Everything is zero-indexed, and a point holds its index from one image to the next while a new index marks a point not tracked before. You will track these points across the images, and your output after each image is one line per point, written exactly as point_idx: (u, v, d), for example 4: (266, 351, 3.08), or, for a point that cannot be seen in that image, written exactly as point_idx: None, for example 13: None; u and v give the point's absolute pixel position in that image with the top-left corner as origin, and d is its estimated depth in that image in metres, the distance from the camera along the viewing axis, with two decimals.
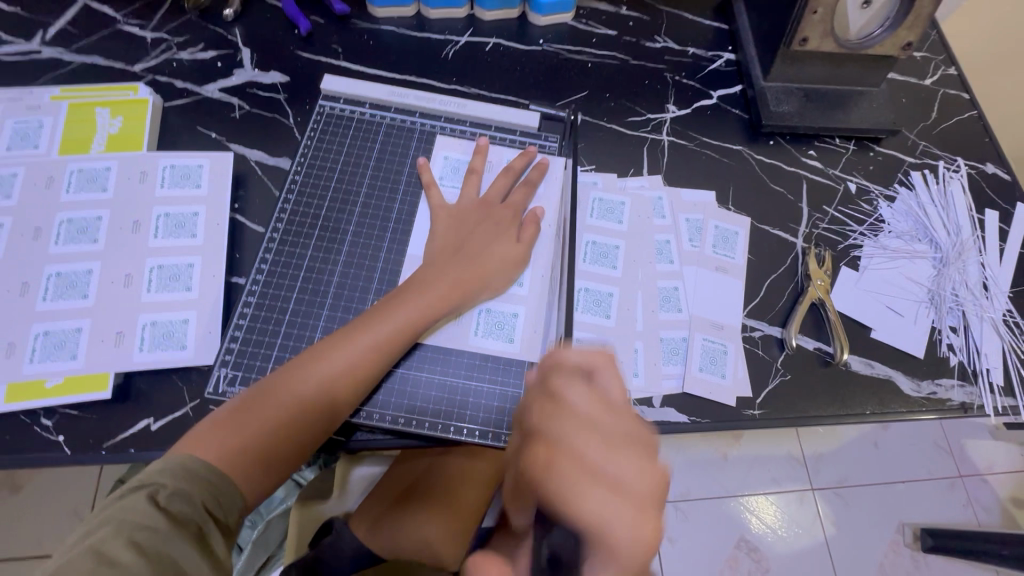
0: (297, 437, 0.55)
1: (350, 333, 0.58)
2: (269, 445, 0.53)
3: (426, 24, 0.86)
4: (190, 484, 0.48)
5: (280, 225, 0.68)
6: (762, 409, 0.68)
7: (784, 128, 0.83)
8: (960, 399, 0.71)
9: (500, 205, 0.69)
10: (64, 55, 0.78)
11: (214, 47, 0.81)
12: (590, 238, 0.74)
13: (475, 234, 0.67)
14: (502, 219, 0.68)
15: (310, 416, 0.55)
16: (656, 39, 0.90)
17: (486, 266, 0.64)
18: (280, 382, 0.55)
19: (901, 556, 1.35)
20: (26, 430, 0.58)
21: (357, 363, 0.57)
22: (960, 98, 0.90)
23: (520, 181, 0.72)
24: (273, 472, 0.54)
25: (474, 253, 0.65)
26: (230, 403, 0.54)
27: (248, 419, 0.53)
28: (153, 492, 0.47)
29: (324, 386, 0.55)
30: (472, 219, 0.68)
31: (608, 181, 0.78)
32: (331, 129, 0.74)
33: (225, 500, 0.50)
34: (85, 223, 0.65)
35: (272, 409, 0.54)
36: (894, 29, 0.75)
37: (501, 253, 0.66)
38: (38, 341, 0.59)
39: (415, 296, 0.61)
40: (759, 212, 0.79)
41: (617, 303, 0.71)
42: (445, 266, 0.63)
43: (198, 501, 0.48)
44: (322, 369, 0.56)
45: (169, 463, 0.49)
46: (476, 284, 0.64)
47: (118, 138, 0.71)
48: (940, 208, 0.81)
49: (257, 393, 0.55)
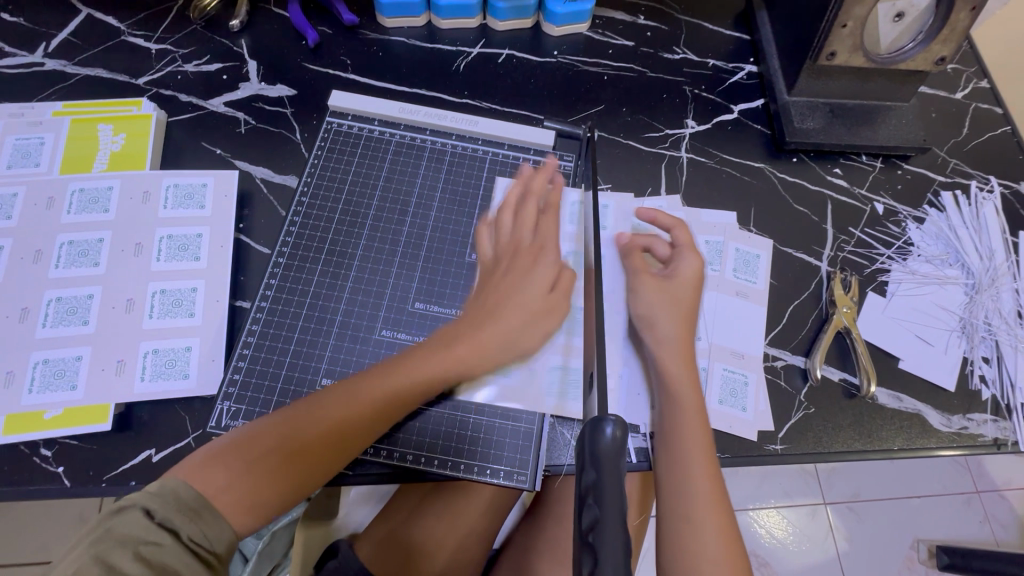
0: (292, 483, 0.51)
1: (367, 379, 0.56)
2: (262, 488, 0.49)
3: (437, 34, 0.83)
4: (181, 514, 0.45)
5: (287, 248, 0.66)
6: (784, 444, 0.65)
7: (808, 145, 0.79)
8: (992, 435, 0.68)
9: (531, 245, 0.64)
10: (67, 67, 0.77)
11: (220, 59, 0.79)
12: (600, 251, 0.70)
13: (510, 280, 0.62)
14: (536, 259, 0.63)
15: (309, 462, 0.52)
16: (674, 50, 0.86)
17: (511, 316, 0.60)
18: (284, 422, 0.53)
19: (915, 573, 1.31)
20: (26, 460, 0.56)
21: (374, 413, 0.54)
22: (992, 112, 0.87)
23: (547, 215, 0.67)
24: (269, 509, 0.50)
25: (504, 303, 0.60)
26: (227, 437, 0.51)
27: (251, 455, 0.50)
28: (149, 510, 0.45)
29: (336, 432, 0.53)
30: (501, 265, 0.63)
31: (621, 203, 0.74)
32: (339, 147, 0.72)
33: (216, 531, 0.46)
34: (87, 246, 0.63)
35: (277, 449, 0.51)
36: (928, 44, 0.72)
37: (522, 301, 0.60)
38: (38, 369, 0.58)
39: (440, 346, 0.58)
40: (782, 234, 0.76)
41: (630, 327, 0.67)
42: (472, 314, 0.60)
43: (188, 533, 0.45)
44: (336, 413, 0.53)
45: (165, 483, 0.47)
46: (504, 342, 0.59)
47: (121, 155, 0.69)
48: (972, 230, 0.77)
49: (264, 429, 0.52)
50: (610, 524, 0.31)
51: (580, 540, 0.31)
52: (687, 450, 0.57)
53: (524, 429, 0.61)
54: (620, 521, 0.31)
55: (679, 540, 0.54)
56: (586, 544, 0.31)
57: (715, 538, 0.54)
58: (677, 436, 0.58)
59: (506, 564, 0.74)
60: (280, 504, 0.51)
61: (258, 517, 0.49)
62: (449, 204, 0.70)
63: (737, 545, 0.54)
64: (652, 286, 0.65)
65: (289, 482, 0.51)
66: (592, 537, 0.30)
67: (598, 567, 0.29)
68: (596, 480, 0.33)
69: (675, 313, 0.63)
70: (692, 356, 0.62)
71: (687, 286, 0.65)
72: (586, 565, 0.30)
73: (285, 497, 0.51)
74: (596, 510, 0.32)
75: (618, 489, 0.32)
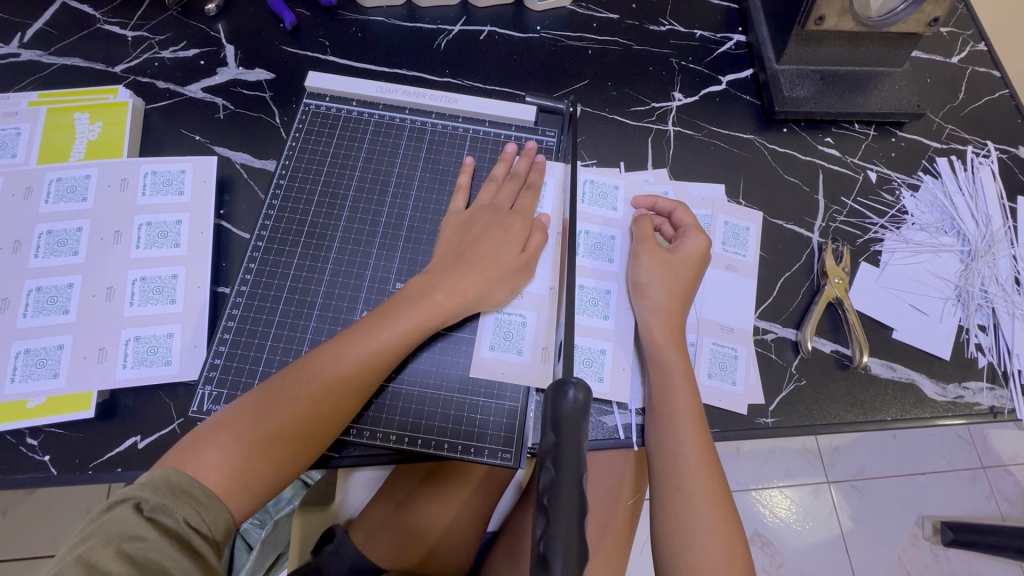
0: (280, 457, 0.51)
1: (343, 342, 0.55)
2: (251, 465, 0.49)
3: (417, 13, 0.82)
4: (176, 499, 0.45)
5: (265, 232, 0.65)
6: (775, 417, 0.64)
7: (798, 114, 0.77)
8: (989, 403, 0.66)
9: (509, 211, 0.65)
10: (43, 58, 0.76)
11: (196, 45, 0.77)
12: (584, 227, 0.69)
13: (482, 240, 0.62)
14: (512, 223, 0.64)
15: (295, 437, 0.51)
16: (660, 22, 0.84)
17: (486, 274, 0.60)
18: (266, 397, 0.52)
19: (920, 550, 1.31)
20: (12, 450, 0.56)
21: (357, 372, 0.54)
22: (989, 76, 0.84)
23: (528, 186, 0.68)
24: (262, 488, 0.50)
25: (476, 260, 0.61)
26: (214, 418, 0.51)
27: (237, 431, 0.50)
28: (137, 504, 0.44)
29: (319, 398, 0.53)
30: (475, 226, 0.64)
31: (631, 184, 0.73)
32: (317, 129, 0.71)
33: (211, 513, 0.46)
34: (65, 235, 0.63)
35: (265, 423, 0.51)
36: (918, 5, 0.69)
37: (500, 261, 0.61)
38: (19, 358, 0.58)
39: (412, 304, 0.58)
40: (771, 206, 0.74)
41: (616, 302, 0.66)
42: (443, 274, 0.60)
43: (182, 516, 0.45)
44: (318, 379, 0.53)
45: (154, 474, 0.46)
46: (479, 294, 0.60)
47: (99, 144, 0.69)
48: (967, 196, 0.76)
49: (247, 406, 0.52)
50: (566, 488, 0.33)
51: (537, 501, 0.33)
52: (676, 418, 0.56)
53: (508, 407, 0.60)
54: (575, 486, 0.33)
55: (671, 508, 0.54)
56: (541, 505, 0.33)
57: (705, 504, 0.53)
58: (667, 405, 0.57)
59: (505, 542, 0.74)
60: (275, 481, 0.51)
61: (254, 496, 0.50)
62: (429, 184, 0.69)
63: (728, 509, 0.54)
64: (655, 257, 0.64)
65: (276, 456, 0.51)
66: (547, 500, 0.32)
67: (550, 528, 0.32)
68: (555, 443, 0.34)
69: (675, 284, 0.62)
70: (681, 327, 0.61)
71: (690, 262, 0.63)
72: (541, 527, 0.32)
73: (275, 475, 0.51)
74: (553, 472, 0.33)
75: (577, 452, 0.34)
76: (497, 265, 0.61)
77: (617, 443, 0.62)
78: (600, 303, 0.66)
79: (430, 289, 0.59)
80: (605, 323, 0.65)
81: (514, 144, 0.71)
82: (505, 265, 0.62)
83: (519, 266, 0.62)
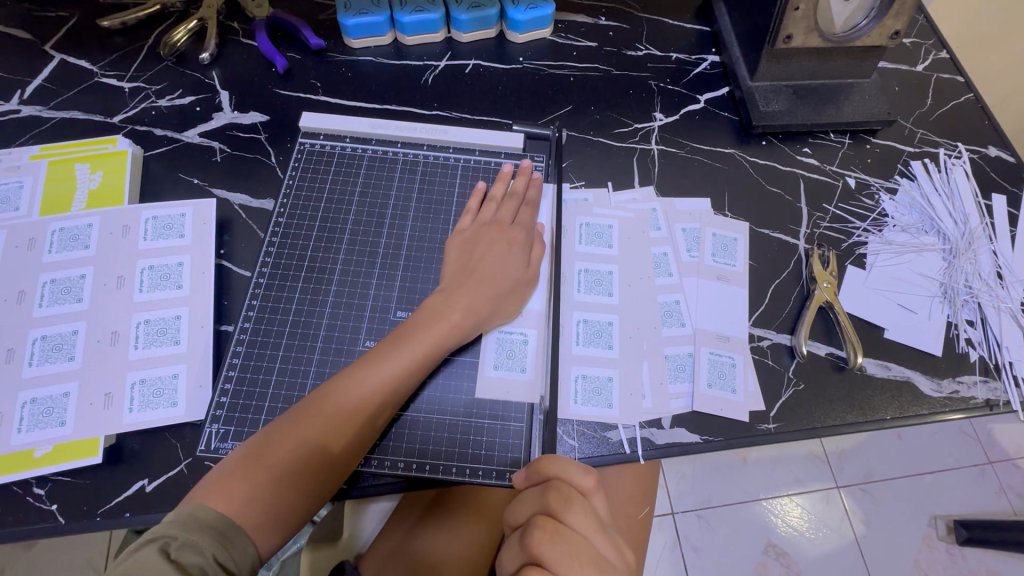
0: (308, 486, 0.51)
1: (362, 366, 0.56)
2: (279, 496, 0.50)
3: (404, 51, 0.85)
4: (203, 534, 0.44)
5: (266, 267, 0.67)
6: (777, 422, 0.65)
7: (776, 127, 0.80)
8: (984, 396, 0.67)
9: (511, 226, 0.68)
10: (43, 112, 0.78)
11: (192, 92, 0.80)
12: (582, 265, 0.71)
13: (487, 256, 0.64)
14: (515, 237, 0.67)
15: (319, 465, 0.52)
16: (637, 47, 0.89)
17: (494, 288, 0.63)
18: (289, 428, 0.53)
19: (936, 551, 1.29)
20: (19, 501, 0.56)
21: (377, 395, 0.55)
22: (955, 81, 0.88)
23: (526, 202, 0.71)
24: (290, 519, 0.50)
25: (486, 276, 0.63)
26: (240, 451, 0.52)
27: (265, 463, 0.50)
28: (163, 544, 0.42)
29: (341, 425, 0.53)
30: (479, 242, 0.66)
31: (600, 196, 0.76)
32: (313, 167, 0.73)
33: (239, 550, 0.46)
34: (69, 282, 0.64)
35: (289, 449, 0.51)
36: (879, 20, 0.73)
37: (508, 274, 0.64)
38: (26, 408, 0.58)
39: (427, 326, 0.59)
40: (756, 216, 0.77)
41: (618, 332, 0.67)
42: (456, 294, 0.61)
43: (210, 553, 0.44)
44: (340, 406, 0.53)
45: (181, 512, 0.45)
46: (491, 310, 0.62)
47: (100, 193, 0.70)
48: (944, 196, 0.78)
49: (272, 436, 0.52)
50: None
51: None
52: (557, 535, 0.45)
53: (513, 428, 0.61)
54: None
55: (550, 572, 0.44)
56: None
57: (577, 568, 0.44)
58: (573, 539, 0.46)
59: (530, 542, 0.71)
60: (302, 509, 0.51)
61: (280, 528, 0.50)
62: (425, 212, 0.71)
63: None
64: None
65: (305, 485, 0.51)
66: None
67: None
68: None
69: None
70: None
71: None
72: None
73: (305, 506, 0.52)
74: None
75: None
76: (507, 279, 0.64)
77: (623, 459, 0.62)
78: (603, 334, 0.67)
79: (443, 309, 0.60)
80: (610, 352, 0.66)
81: (510, 164, 0.74)
82: (516, 277, 0.64)
83: (525, 281, 0.65)
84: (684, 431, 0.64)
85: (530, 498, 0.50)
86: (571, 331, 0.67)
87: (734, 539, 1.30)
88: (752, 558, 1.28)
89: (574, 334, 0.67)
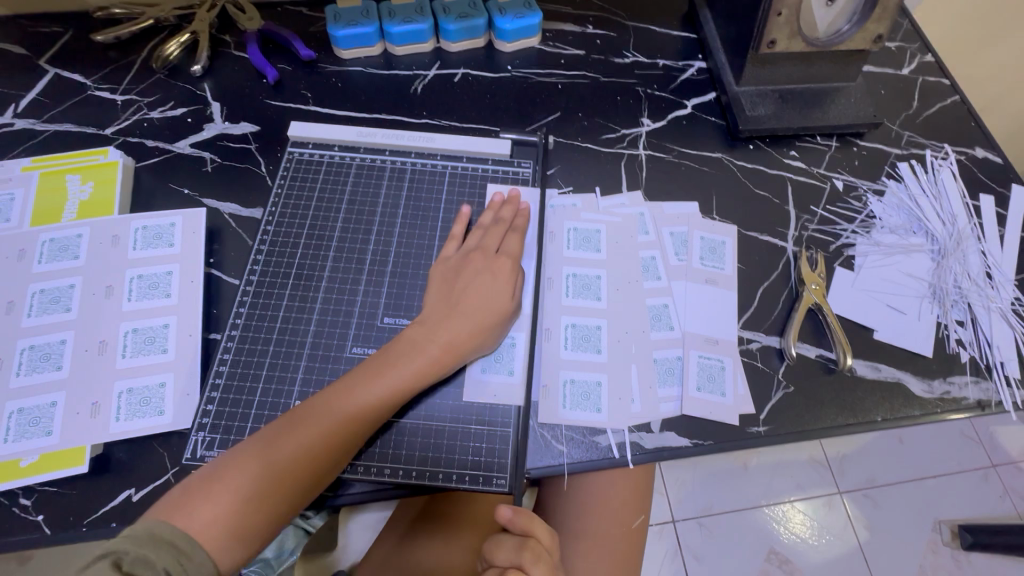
0: (278, 505, 0.51)
1: (343, 389, 0.56)
2: (248, 515, 0.49)
3: (393, 61, 0.86)
4: (171, 546, 0.44)
5: (251, 279, 0.67)
6: (766, 425, 0.65)
7: (762, 131, 0.81)
8: (976, 397, 0.67)
9: (496, 254, 0.66)
10: (36, 125, 0.79)
11: (184, 104, 0.81)
12: (570, 270, 0.71)
13: (470, 287, 0.63)
14: (501, 266, 0.65)
15: (292, 486, 0.52)
16: (624, 54, 0.90)
17: (475, 319, 0.61)
18: (265, 446, 0.52)
19: (941, 557, 1.27)
20: (5, 512, 0.56)
21: (356, 420, 0.55)
22: (940, 83, 0.89)
23: (514, 230, 0.69)
24: (255, 540, 0.50)
25: (469, 307, 0.62)
26: (211, 467, 0.51)
27: (238, 480, 0.50)
28: (116, 559, 0.42)
29: (319, 446, 0.53)
30: (464, 269, 0.65)
31: (588, 202, 0.77)
32: (302, 175, 0.74)
33: (194, 563, 0.45)
34: (58, 293, 0.64)
35: (263, 468, 0.51)
36: (861, 25, 0.74)
37: (492, 307, 0.63)
38: (12, 418, 0.58)
39: (410, 350, 0.59)
40: (745, 219, 0.77)
41: (607, 336, 0.67)
42: (439, 318, 0.61)
43: (163, 566, 0.43)
44: (318, 428, 0.53)
45: (138, 526, 0.45)
46: (473, 343, 0.61)
47: (90, 203, 0.71)
48: (931, 197, 0.79)
49: (246, 453, 0.52)
50: None
51: None
52: None
53: (500, 434, 0.61)
54: None
55: None
56: None
57: None
58: None
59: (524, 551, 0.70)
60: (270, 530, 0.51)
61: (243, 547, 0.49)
62: (412, 219, 0.72)
63: None
64: None
65: (275, 505, 0.51)
66: None
67: None
68: None
69: None
70: None
71: None
72: None
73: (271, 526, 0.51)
74: None
75: None
76: (490, 313, 0.62)
77: (612, 463, 0.62)
78: (591, 338, 0.67)
79: (425, 332, 0.60)
80: (598, 356, 0.66)
81: (501, 194, 0.72)
82: (499, 311, 0.63)
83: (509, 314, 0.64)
84: (673, 434, 0.63)
85: (510, 548, 0.54)
86: (559, 335, 0.67)
87: (736, 547, 1.29)
88: (754, 566, 1.27)
89: (562, 338, 0.67)
